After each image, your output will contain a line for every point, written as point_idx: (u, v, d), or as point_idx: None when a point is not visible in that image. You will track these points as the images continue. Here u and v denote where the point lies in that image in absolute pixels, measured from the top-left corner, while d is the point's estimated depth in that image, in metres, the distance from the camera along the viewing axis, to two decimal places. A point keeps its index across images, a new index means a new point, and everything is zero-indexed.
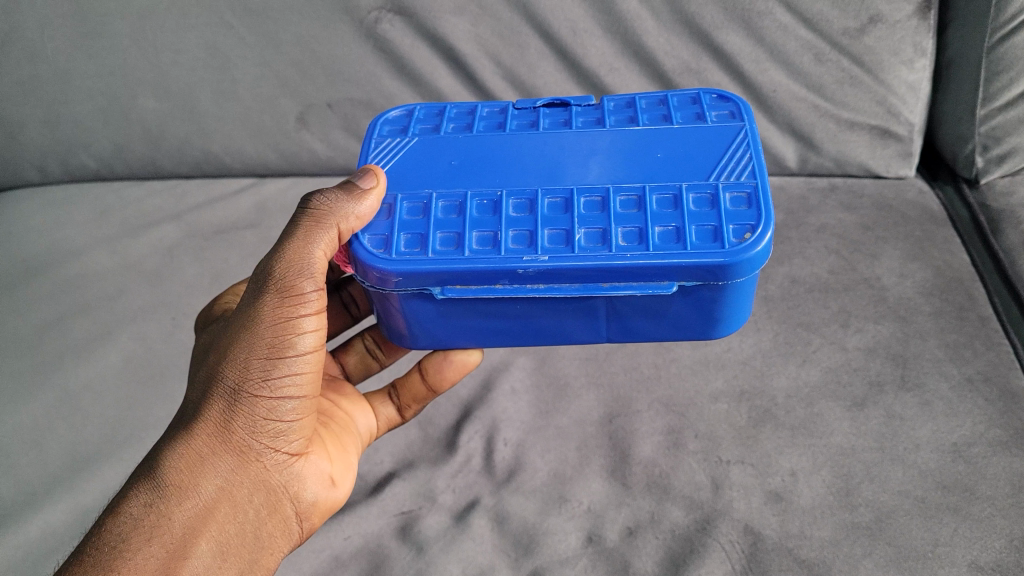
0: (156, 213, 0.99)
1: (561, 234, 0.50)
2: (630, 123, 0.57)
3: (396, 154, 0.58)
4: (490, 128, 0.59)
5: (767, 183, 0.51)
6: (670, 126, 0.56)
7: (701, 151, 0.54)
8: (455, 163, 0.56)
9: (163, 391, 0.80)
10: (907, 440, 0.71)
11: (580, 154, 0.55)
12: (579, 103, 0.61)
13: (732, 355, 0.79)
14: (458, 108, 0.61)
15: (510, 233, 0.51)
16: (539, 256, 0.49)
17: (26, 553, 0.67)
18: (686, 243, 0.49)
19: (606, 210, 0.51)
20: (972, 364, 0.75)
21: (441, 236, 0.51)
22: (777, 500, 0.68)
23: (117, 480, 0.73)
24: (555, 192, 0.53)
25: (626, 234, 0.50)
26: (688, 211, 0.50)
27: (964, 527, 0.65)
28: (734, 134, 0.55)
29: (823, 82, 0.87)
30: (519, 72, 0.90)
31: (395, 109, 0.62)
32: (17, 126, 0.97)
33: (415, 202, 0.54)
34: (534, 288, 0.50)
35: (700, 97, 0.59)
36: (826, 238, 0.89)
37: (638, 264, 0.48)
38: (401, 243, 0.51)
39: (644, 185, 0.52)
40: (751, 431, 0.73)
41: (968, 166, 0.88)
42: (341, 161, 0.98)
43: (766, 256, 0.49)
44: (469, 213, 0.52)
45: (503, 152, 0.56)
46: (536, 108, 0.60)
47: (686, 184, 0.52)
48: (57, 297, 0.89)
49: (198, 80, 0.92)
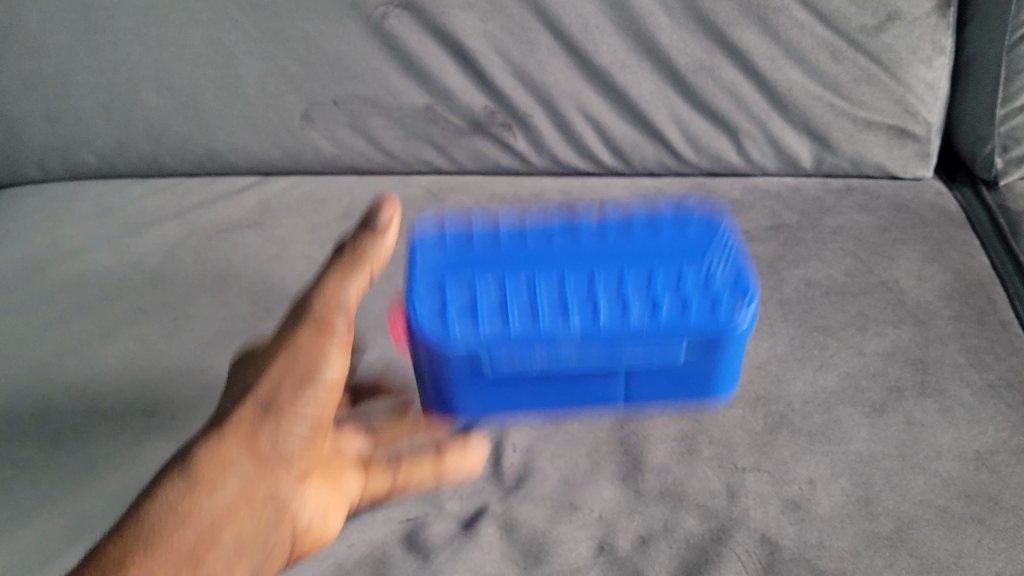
0: (158, 212, 0.96)
1: (587, 313, 0.57)
2: (633, 224, 0.64)
3: (433, 258, 0.61)
4: (515, 236, 0.63)
5: (750, 270, 0.60)
6: (668, 229, 0.63)
7: (695, 245, 0.62)
8: (492, 268, 0.61)
9: (163, 395, 0.77)
10: (928, 447, 0.69)
11: (592, 240, 0.63)
12: (587, 214, 0.66)
13: (747, 359, 0.77)
14: (483, 218, 0.65)
15: (545, 312, 0.58)
16: (574, 328, 0.56)
17: (21, 562, 0.66)
18: (690, 318, 0.57)
19: (622, 297, 0.58)
20: (994, 370, 0.74)
21: (489, 316, 0.58)
22: (795, 509, 0.66)
23: (114, 488, 0.70)
24: (580, 280, 0.59)
25: (641, 309, 0.58)
26: (690, 293, 0.58)
27: (988, 538, 0.63)
28: (720, 235, 0.63)
29: (840, 80, 0.85)
30: (528, 69, 0.87)
31: (428, 217, 0.65)
32: (17, 121, 0.95)
33: (462, 300, 0.59)
34: (569, 363, 0.58)
35: (691, 215, 0.65)
36: (844, 240, 0.86)
37: (653, 333, 0.56)
38: (454, 322, 0.57)
39: (649, 271, 0.60)
40: (767, 438, 0.71)
41: (988, 167, 0.88)
42: (347, 159, 0.96)
43: (751, 329, 0.59)
44: (510, 308, 0.58)
45: (531, 246, 0.62)
46: (552, 219, 0.65)
47: (681, 267, 0.60)
48: (58, 296, 0.87)
49: (201, 76, 0.90)
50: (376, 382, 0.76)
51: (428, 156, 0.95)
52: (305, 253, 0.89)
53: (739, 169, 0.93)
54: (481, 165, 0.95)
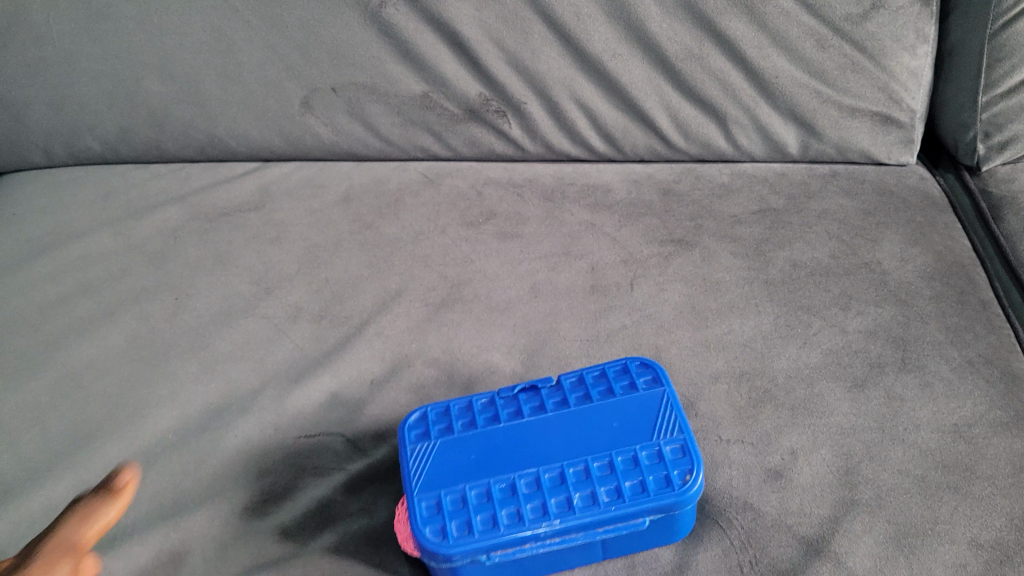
0: (161, 195, 0.99)
1: (564, 499, 0.60)
2: (586, 402, 0.66)
3: (423, 465, 0.63)
4: (489, 422, 0.66)
5: (693, 434, 0.63)
6: (613, 399, 0.66)
7: (641, 416, 0.65)
8: (473, 459, 0.63)
9: (165, 369, 0.80)
10: (907, 421, 0.71)
11: (562, 428, 0.65)
12: (544, 386, 0.69)
13: (733, 336, 0.79)
14: (459, 404, 0.68)
15: (528, 505, 0.60)
16: (553, 521, 0.59)
17: (27, 529, 0.68)
18: (650, 492, 0.60)
19: (588, 477, 0.61)
20: (973, 347, 0.76)
21: (480, 517, 0.59)
22: (777, 478, 0.68)
23: (119, 458, 0.73)
24: (551, 467, 0.62)
25: (607, 491, 0.60)
26: (644, 466, 0.61)
27: (964, 506, 0.65)
28: (658, 399, 0.66)
29: (825, 68, 0.87)
30: (521, 57, 0.89)
31: (413, 413, 0.68)
32: (21, 108, 0.97)
33: (453, 495, 0.61)
34: (551, 540, 0.60)
35: (628, 365, 0.69)
36: (828, 223, 0.89)
37: (620, 514, 0.59)
38: (454, 528, 0.59)
39: (609, 450, 0.62)
40: (751, 411, 0.73)
41: (970, 154, 0.90)
42: (346, 145, 0.98)
43: (700, 492, 0.61)
44: (497, 500, 0.60)
45: (509, 441, 0.64)
46: (515, 395, 0.68)
47: (639, 445, 0.63)
48: (62, 277, 0.89)
49: (202, 63, 0.93)
50: (374, 357, 0.79)
51: (425, 143, 0.98)
52: (304, 235, 0.93)
53: (726, 155, 0.96)
54: (477, 151, 0.99)
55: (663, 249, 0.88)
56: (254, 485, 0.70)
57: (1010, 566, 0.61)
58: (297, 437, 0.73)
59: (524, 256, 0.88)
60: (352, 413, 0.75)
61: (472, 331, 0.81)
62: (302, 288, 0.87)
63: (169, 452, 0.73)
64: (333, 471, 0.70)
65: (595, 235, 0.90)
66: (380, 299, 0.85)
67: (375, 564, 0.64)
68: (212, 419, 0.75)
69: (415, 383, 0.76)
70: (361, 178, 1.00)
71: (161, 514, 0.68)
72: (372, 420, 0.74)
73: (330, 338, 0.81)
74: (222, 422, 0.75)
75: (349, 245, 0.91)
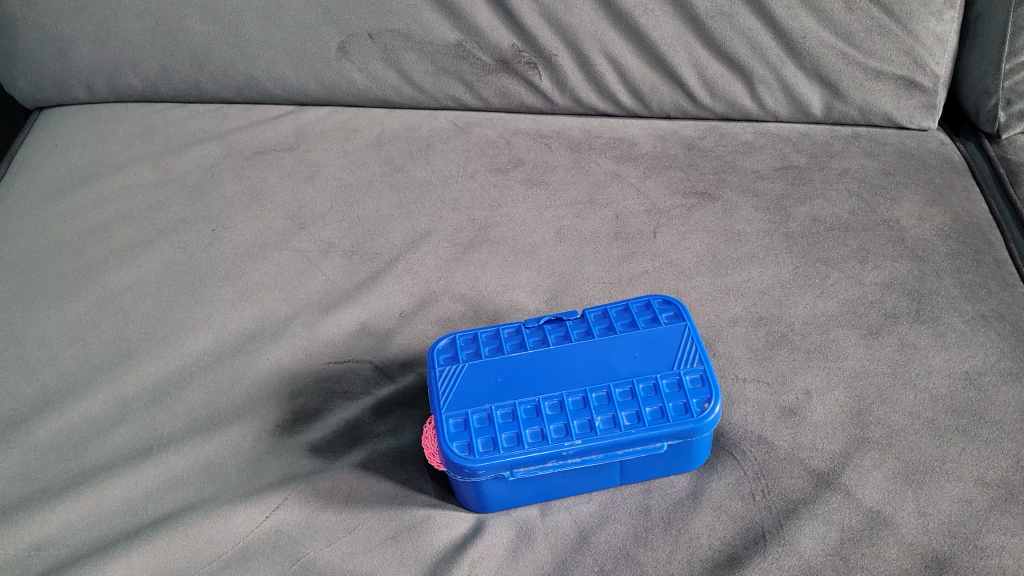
0: (199, 133, 1.03)
1: (586, 422, 0.61)
2: (610, 332, 0.68)
3: (451, 384, 0.65)
4: (515, 348, 0.67)
5: (713, 365, 0.64)
6: (637, 330, 0.67)
7: (662, 346, 0.66)
8: (499, 381, 0.65)
9: (201, 295, 0.83)
10: (919, 366, 0.73)
11: (585, 356, 0.66)
12: (569, 317, 0.70)
13: (752, 284, 0.81)
14: (486, 331, 0.70)
15: (552, 426, 0.61)
16: (575, 441, 0.60)
17: (69, 435, 0.71)
18: (669, 417, 0.61)
19: (611, 402, 0.62)
20: (986, 302, 0.77)
21: (505, 435, 0.61)
22: (791, 415, 0.70)
23: (158, 373, 0.76)
24: (575, 391, 0.63)
25: (627, 415, 0.61)
26: (665, 393, 0.62)
27: (972, 447, 0.66)
28: (680, 331, 0.67)
29: (853, 30, 0.89)
30: (554, 9, 0.92)
31: (442, 338, 0.69)
32: (66, 42, 1.00)
33: (479, 414, 0.62)
34: (572, 459, 0.61)
35: (651, 302, 0.70)
36: (848, 181, 0.91)
37: (641, 436, 0.60)
38: (479, 444, 0.60)
39: (632, 377, 0.64)
40: (768, 352, 0.75)
41: (991, 122, 0.92)
42: (379, 91, 1.01)
43: (718, 420, 0.62)
44: (521, 420, 0.62)
45: (534, 366, 0.66)
46: (541, 324, 0.69)
47: (661, 373, 0.64)
48: (102, 207, 0.93)
49: (243, 4, 0.95)
50: (402, 292, 0.82)
51: (456, 92, 1.01)
52: (337, 175, 0.96)
53: (750, 114, 0.98)
54: (507, 102, 1.01)
55: (686, 201, 0.90)
56: (285, 405, 0.72)
57: (1014, 503, 0.62)
58: (326, 362, 0.76)
59: (551, 203, 0.91)
60: (381, 341, 0.77)
61: (499, 271, 0.83)
62: (334, 225, 0.90)
63: (206, 370, 0.76)
64: (361, 395, 0.73)
65: (620, 185, 0.92)
66: (410, 238, 0.88)
67: (402, 480, 0.67)
68: (246, 342, 0.78)
69: (442, 315, 0.79)
70: (393, 124, 1.02)
71: (196, 427, 0.71)
72: (400, 348, 0.76)
73: (360, 272, 0.84)
74: (256, 346, 0.77)
75: (380, 186, 0.94)
